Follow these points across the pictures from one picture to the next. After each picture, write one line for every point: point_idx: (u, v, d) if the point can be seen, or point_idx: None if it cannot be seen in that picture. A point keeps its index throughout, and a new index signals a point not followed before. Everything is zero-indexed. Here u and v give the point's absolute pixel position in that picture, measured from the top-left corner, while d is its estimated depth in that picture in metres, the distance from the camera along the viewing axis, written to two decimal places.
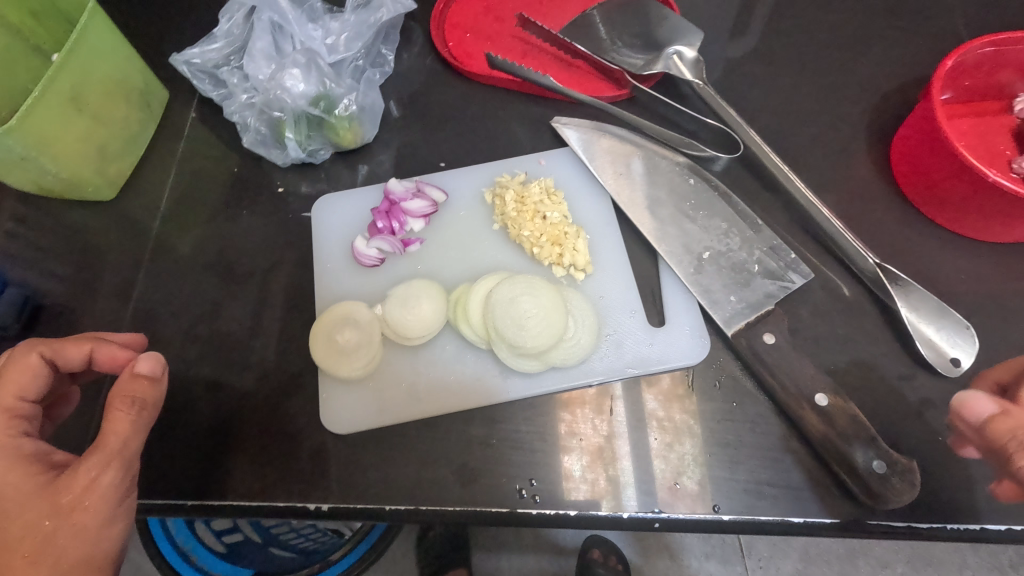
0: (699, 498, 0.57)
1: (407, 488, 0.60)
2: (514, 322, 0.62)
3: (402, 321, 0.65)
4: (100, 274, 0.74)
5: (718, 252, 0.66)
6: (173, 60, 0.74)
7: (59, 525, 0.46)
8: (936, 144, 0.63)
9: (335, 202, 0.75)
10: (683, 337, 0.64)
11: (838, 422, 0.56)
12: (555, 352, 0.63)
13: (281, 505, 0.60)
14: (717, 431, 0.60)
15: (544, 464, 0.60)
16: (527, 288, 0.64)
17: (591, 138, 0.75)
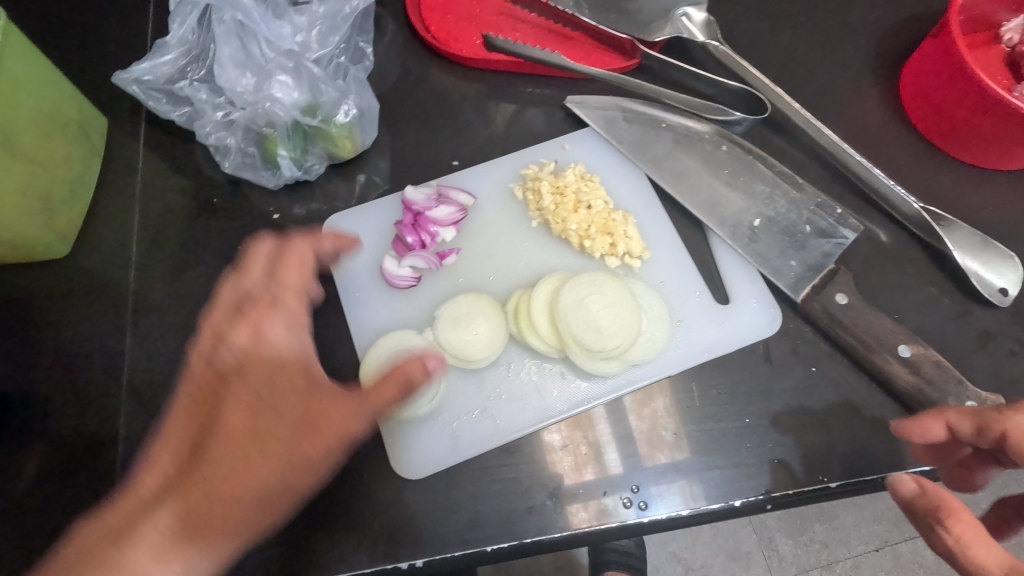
0: (677, 445, 0.57)
1: (506, 524, 0.54)
2: (588, 325, 0.59)
3: (462, 342, 0.59)
4: (69, 350, 0.58)
5: (768, 217, 0.65)
6: (118, 80, 0.62)
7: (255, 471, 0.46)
8: (955, 81, 0.64)
9: (348, 219, 0.68)
10: (752, 310, 0.62)
11: (924, 370, 0.56)
12: (631, 349, 0.60)
13: (368, 571, 0.53)
14: (805, 399, 0.59)
15: (642, 467, 0.56)
16: (593, 286, 0.61)
17: (610, 115, 0.70)
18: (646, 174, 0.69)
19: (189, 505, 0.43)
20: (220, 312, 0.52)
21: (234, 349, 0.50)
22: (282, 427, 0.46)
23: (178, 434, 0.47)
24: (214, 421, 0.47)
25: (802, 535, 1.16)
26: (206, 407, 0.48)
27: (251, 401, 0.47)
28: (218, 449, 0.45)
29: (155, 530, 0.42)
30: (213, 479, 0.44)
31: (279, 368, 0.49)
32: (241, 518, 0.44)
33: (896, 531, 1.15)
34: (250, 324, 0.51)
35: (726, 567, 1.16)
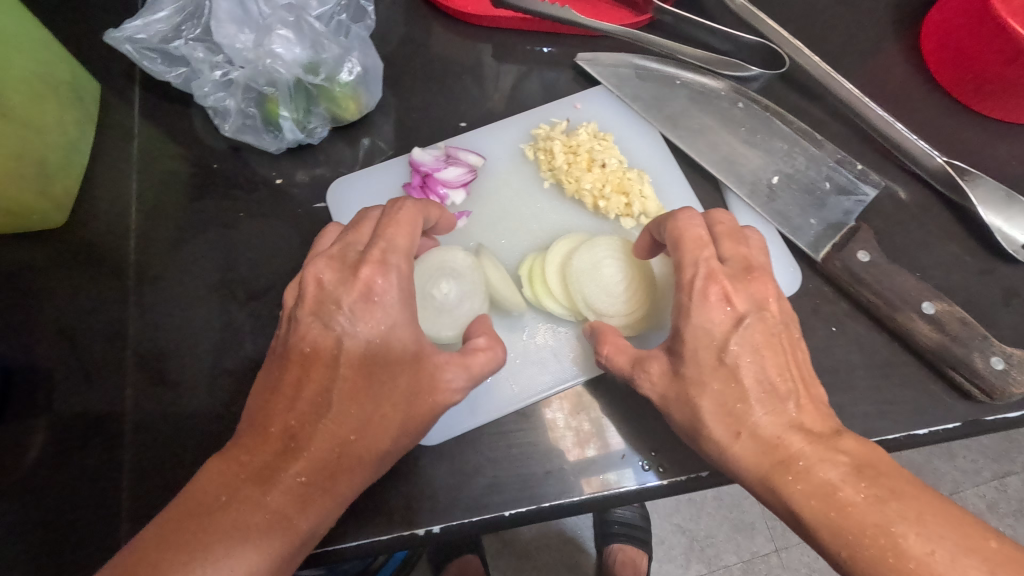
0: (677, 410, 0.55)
1: (524, 488, 0.54)
2: (602, 289, 0.57)
3: (472, 303, 0.57)
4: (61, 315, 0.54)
5: (787, 174, 0.63)
6: (110, 39, 0.59)
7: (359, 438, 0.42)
8: (981, 31, 0.61)
9: (354, 182, 0.66)
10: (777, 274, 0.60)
11: (949, 327, 0.55)
12: (647, 312, 0.57)
13: (384, 538, 0.52)
14: (826, 359, 0.58)
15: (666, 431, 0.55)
16: (610, 250, 0.58)
17: (622, 73, 0.68)
18: (660, 132, 0.67)
19: (319, 460, 0.41)
20: (325, 261, 0.46)
21: (340, 313, 0.44)
22: (400, 391, 0.44)
23: (289, 383, 0.43)
24: (330, 378, 0.43)
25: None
26: (321, 360, 0.43)
27: (368, 357, 0.43)
28: (339, 405, 0.42)
29: (290, 480, 0.40)
30: (337, 433, 0.42)
31: (397, 326, 0.44)
32: (368, 465, 0.43)
33: None
34: (364, 283, 0.44)
35: (732, 537, 1.16)
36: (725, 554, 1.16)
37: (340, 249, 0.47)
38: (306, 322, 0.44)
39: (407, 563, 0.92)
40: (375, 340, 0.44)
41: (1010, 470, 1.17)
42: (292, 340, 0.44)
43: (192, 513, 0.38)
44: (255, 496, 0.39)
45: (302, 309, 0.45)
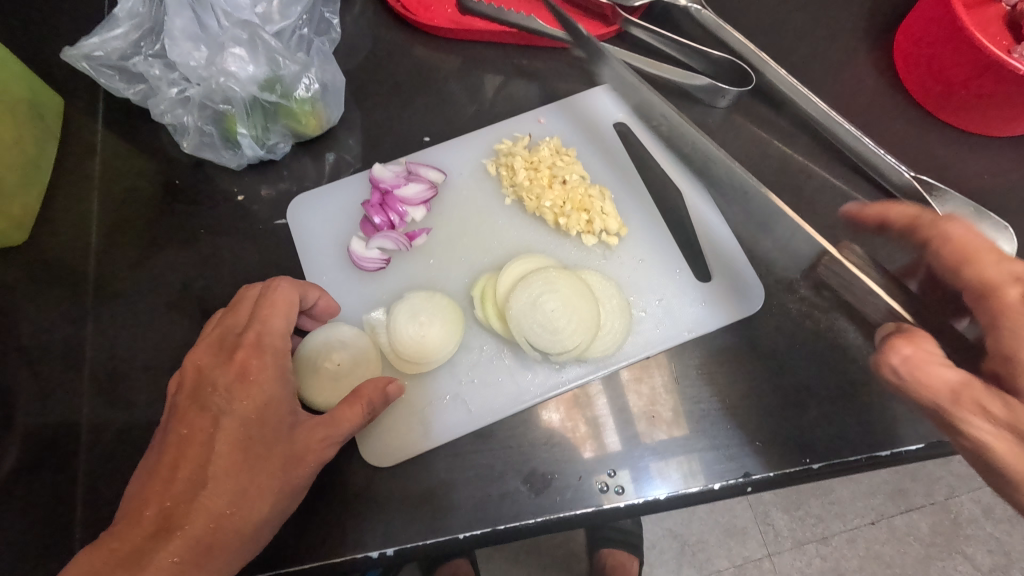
0: (676, 423, 0.56)
1: (479, 511, 0.53)
2: (543, 326, 0.56)
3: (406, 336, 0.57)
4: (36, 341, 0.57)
5: None
6: (66, 56, 0.59)
7: (228, 514, 0.42)
8: (951, 42, 0.60)
9: (315, 199, 0.65)
10: (746, 294, 0.60)
11: None
12: (594, 345, 0.58)
13: (337, 562, 0.52)
14: (788, 378, 0.57)
15: (624, 449, 0.55)
16: (547, 283, 0.57)
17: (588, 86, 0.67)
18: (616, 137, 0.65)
19: (191, 541, 0.41)
20: (205, 347, 0.50)
21: (220, 390, 0.46)
22: (271, 463, 0.44)
23: (165, 465, 0.44)
24: (207, 452, 0.44)
25: (797, 510, 1.16)
26: (196, 440, 0.44)
27: (242, 431, 0.45)
28: (213, 481, 0.43)
29: (164, 561, 0.39)
30: (206, 513, 0.42)
31: (270, 398, 0.46)
32: (236, 550, 0.43)
33: (891, 505, 1.15)
34: (240, 361, 0.47)
35: (723, 541, 1.16)
36: (717, 559, 1.15)
37: (216, 335, 0.50)
38: (195, 403, 0.46)
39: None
40: (248, 408, 0.46)
41: None
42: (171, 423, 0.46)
43: None
44: None
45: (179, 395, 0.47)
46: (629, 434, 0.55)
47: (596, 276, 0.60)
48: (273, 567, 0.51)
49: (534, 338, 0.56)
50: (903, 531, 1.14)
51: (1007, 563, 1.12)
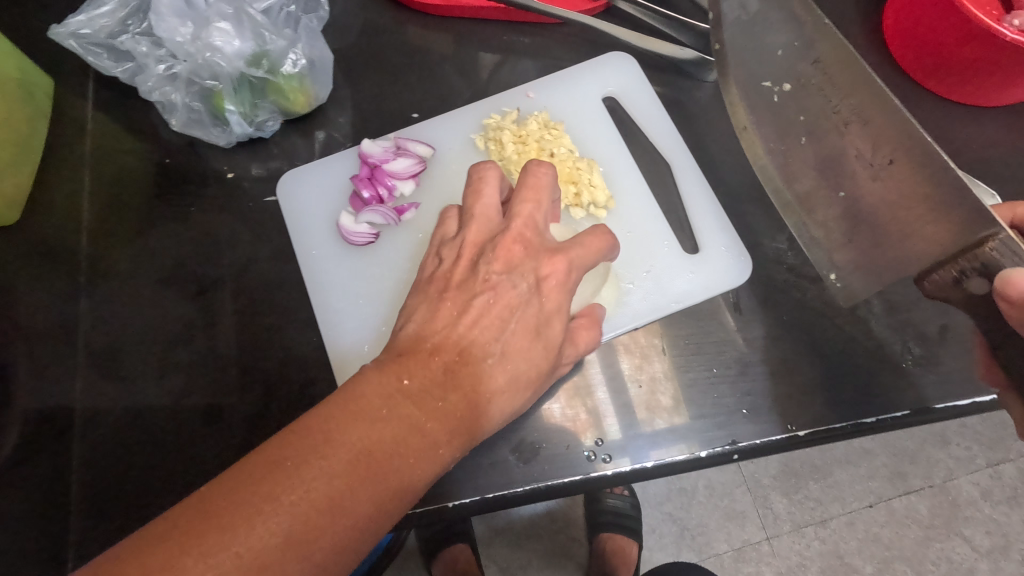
0: (676, 409, 0.55)
1: (467, 480, 0.53)
2: None
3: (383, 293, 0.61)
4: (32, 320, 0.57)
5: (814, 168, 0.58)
6: (54, 34, 0.60)
7: (447, 438, 0.37)
8: (939, 10, 0.60)
9: (304, 176, 0.65)
10: (739, 266, 0.60)
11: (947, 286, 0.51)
12: None
13: None
14: (773, 347, 0.57)
15: (624, 422, 0.55)
16: None
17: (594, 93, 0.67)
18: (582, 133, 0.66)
19: (427, 438, 0.36)
20: (484, 225, 0.45)
21: (485, 291, 0.42)
22: (488, 404, 0.40)
23: (412, 359, 0.39)
24: (450, 368, 0.39)
25: (797, 493, 1.17)
26: (422, 370, 0.38)
27: (479, 357, 0.40)
28: (451, 395, 0.38)
29: (395, 455, 0.35)
30: (362, 479, 0.33)
31: (518, 313, 0.42)
32: (360, 534, 0.33)
33: (889, 487, 1.16)
34: (480, 309, 0.42)
35: (723, 525, 1.16)
36: (717, 543, 1.15)
37: (521, 221, 0.44)
38: (389, 358, 0.39)
39: (389, 551, 0.99)
40: (492, 329, 0.41)
41: (1005, 457, 1.18)
42: (429, 305, 0.43)
43: (300, 448, 0.33)
44: (366, 440, 0.34)
45: (440, 282, 0.44)
46: (622, 418, 0.55)
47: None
48: None
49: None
50: (901, 513, 1.15)
51: (1006, 543, 1.13)
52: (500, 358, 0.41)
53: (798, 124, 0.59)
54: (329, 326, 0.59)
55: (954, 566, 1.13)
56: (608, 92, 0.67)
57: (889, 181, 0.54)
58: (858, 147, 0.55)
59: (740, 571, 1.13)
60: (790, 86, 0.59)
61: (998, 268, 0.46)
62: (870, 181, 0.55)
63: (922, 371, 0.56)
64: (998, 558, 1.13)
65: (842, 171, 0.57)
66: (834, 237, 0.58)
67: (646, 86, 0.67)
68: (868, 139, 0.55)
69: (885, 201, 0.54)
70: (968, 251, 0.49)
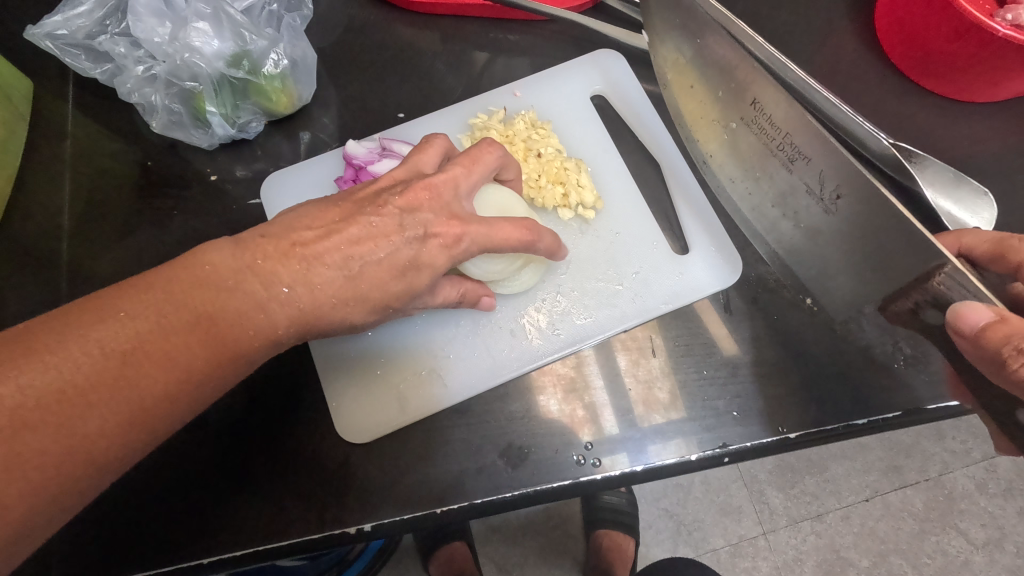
0: (672, 405, 0.55)
1: (455, 485, 0.53)
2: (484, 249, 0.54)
3: None
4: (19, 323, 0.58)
5: (783, 197, 0.54)
6: (30, 35, 0.59)
7: (284, 328, 0.40)
8: (930, 5, 0.59)
9: (289, 177, 0.64)
10: (732, 266, 0.59)
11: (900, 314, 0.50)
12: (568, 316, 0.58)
13: (316, 538, 0.51)
14: (764, 348, 0.57)
15: (615, 418, 0.54)
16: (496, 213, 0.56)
17: (581, 92, 0.66)
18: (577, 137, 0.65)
19: (257, 324, 0.39)
20: (407, 168, 0.47)
21: (379, 210, 0.44)
22: (339, 303, 0.42)
23: (273, 241, 0.41)
24: (304, 259, 0.41)
25: (792, 488, 1.17)
26: (289, 249, 0.41)
27: (343, 255, 0.42)
28: (296, 284, 0.40)
29: (223, 330, 0.38)
30: (187, 342, 0.36)
31: (397, 251, 0.43)
32: (165, 399, 0.36)
33: (885, 481, 1.16)
34: (361, 227, 0.43)
35: (719, 520, 1.16)
36: (712, 538, 1.15)
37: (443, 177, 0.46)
38: (250, 235, 0.41)
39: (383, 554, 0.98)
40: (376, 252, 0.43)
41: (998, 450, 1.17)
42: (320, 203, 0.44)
43: (134, 287, 0.36)
44: (197, 309, 0.37)
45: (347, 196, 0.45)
46: (613, 412, 0.55)
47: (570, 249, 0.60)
48: (252, 544, 0.51)
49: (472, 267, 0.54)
50: (896, 507, 1.15)
51: (1000, 536, 1.13)
52: (348, 277, 0.42)
53: (758, 158, 0.55)
54: None
55: (949, 559, 1.13)
56: (596, 89, 0.66)
57: (846, 213, 0.49)
58: (808, 181, 0.51)
59: (736, 566, 1.14)
60: (738, 124, 0.55)
61: (948, 302, 0.45)
62: (823, 215, 0.51)
63: (915, 371, 0.56)
64: (993, 551, 1.13)
65: (798, 203, 0.53)
66: (810, 266, 0.55)
67: (635, 84, 0.66)
68: (814, 174, 0.51)
69: (843, 234, 0.50)
70: (918, 284, 0.46)
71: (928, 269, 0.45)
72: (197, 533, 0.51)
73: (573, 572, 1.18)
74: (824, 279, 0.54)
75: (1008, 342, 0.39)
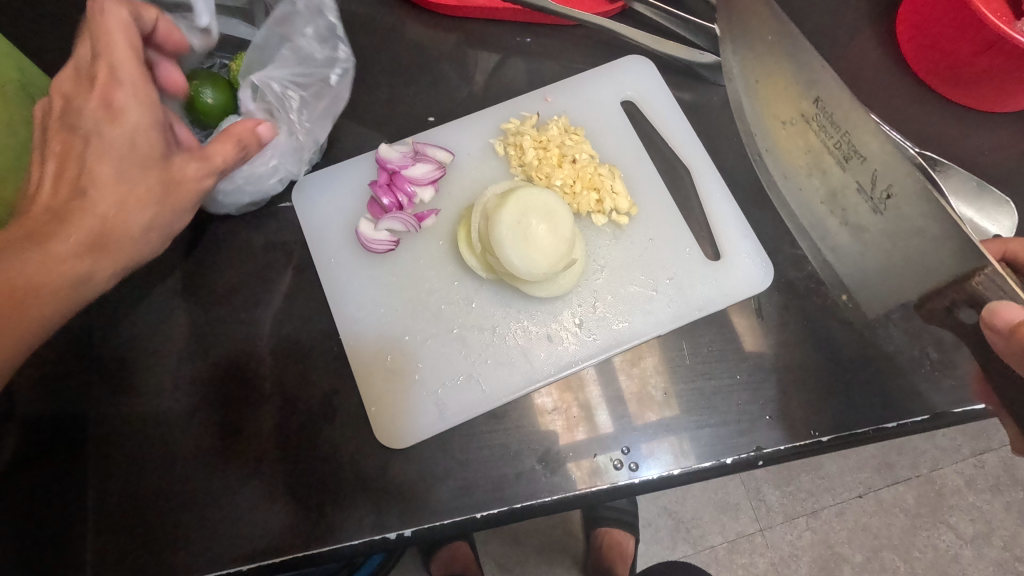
0: (674, 401, 0.56)
1: (494, 490, 0.53)
2: (523, 249, 0.54)
3: (417, 293, 0.59)
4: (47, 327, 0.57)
5: (831, 193, 0.55)
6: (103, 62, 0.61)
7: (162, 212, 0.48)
8: (955, 17, 0.60)
9: (318, 181, 0.63)
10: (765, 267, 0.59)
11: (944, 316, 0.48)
12: (602, 320, 0.58)
13: (355, 543, 0.51)
14: (796, 353, 0.57)
15: (621, 422, 0.55)
16: (536, 213, 0.56)
17: (613, 98, 0.66)
18: (611, 142, 0.65)
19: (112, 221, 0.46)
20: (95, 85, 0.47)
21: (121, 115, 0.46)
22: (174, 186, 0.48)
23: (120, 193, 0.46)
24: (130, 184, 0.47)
25: (788, 485, 1.19)
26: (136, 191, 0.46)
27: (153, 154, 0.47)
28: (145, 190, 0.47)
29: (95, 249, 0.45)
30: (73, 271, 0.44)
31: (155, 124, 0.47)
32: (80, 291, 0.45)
33: (878, 477, 1.18)
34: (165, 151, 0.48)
35: (717, 517, 1.17)
36: (711, 535, 1.17)
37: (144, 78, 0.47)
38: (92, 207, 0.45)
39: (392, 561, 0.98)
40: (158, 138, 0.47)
41: (988, 447, 1.20)
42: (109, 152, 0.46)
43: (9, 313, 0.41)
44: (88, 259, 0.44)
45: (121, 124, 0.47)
46: (629, 413, 0.55)
47: (606, 255, 0.60)
48: (291, 549, 0.51)
49: (522, 267, 0.54)
50: (889, 503, 1.17)
51: (989, 530, 1.16)
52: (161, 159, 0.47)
53: (811, 153, 0.55)
54: (347, 328, 0.58)
55: (940, 553, 1.16)
56: (627, 95, 0.67)
57: (892, 214, 0.50)
58: (859, 180, 0.52)
59: (734, 562, 1.16)
60: (795, 117, 0.55)
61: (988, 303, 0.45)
62: (873, 215, 0.51)
63: (940, 375, 0.57)
64: (981, 545, 1.16)
65: (844, 200, 0.53)
66: (848, 262, 0.55)
67: (665, 90, 0.66)
68: (869, 173, 0.51)
69: (889, 233, 0.50)
70: (954, 285, 0.46)
71: (963, 273, 0.45)
72: (235, 537, 0.52)
73: (573, 570, 1.19)
74: (870, 284, 0.54)
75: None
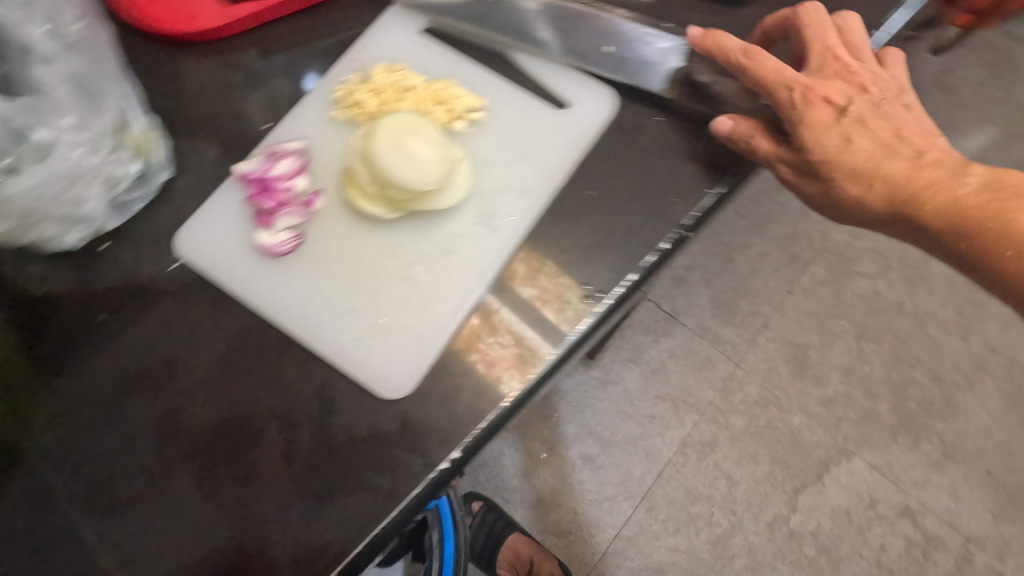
0: (600, 226, 0.62)
1: (505, 373, 0.56)
2: (413, 167, 0.57)
3: (345, 265, 0.61)
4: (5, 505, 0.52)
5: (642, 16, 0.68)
6: None
7: None
8: None
9: (195, 227, 0.62)
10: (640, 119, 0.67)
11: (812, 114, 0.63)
12: (508, 199, 0.63)
13: (418, 489, 0.53)
14: (668, 138, 0.65)
15: (573, 265, 0.60)
16: (405, 133, 0.59)
17: (410, 29, 0.71)
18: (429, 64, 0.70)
19: None
20: None
21: None
22: None
23: None
24: None
25: (735, 317, 1.40)
26: None
27: None
28: None
29: None
30: None
31: None
32: None
33: None
34: None
35: (699, 378, 1.38)
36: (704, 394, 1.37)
37: None
38: None
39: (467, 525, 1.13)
40: None
41: None
42: None
43: None
44: None
45: None
46: (574, 255, 0.61)
47: (480, 149, 0.65)
48: (368, 530, 0.52)
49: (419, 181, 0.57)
50: None
51: None
52: None
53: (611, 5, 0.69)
54: (301, 328, 0.58)
55: None
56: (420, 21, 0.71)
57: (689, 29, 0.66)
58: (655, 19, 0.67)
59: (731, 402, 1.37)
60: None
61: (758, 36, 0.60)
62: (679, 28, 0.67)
63: None
64: None
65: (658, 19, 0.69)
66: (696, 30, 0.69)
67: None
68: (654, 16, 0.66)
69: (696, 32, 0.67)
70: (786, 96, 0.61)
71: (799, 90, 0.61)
72: (312, 555, 0.51)
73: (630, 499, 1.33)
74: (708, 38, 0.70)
75: (744, 137, 0.60)
